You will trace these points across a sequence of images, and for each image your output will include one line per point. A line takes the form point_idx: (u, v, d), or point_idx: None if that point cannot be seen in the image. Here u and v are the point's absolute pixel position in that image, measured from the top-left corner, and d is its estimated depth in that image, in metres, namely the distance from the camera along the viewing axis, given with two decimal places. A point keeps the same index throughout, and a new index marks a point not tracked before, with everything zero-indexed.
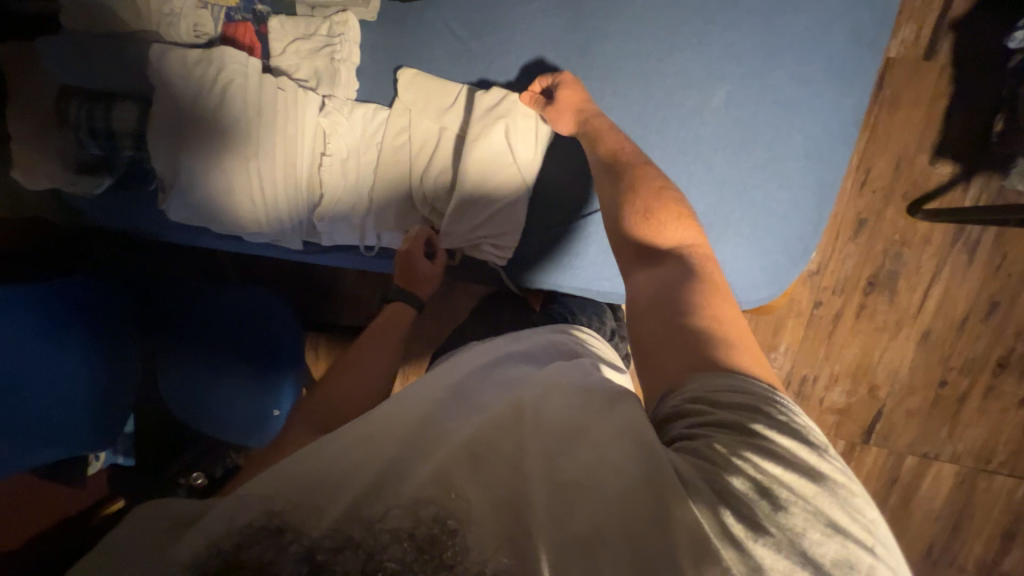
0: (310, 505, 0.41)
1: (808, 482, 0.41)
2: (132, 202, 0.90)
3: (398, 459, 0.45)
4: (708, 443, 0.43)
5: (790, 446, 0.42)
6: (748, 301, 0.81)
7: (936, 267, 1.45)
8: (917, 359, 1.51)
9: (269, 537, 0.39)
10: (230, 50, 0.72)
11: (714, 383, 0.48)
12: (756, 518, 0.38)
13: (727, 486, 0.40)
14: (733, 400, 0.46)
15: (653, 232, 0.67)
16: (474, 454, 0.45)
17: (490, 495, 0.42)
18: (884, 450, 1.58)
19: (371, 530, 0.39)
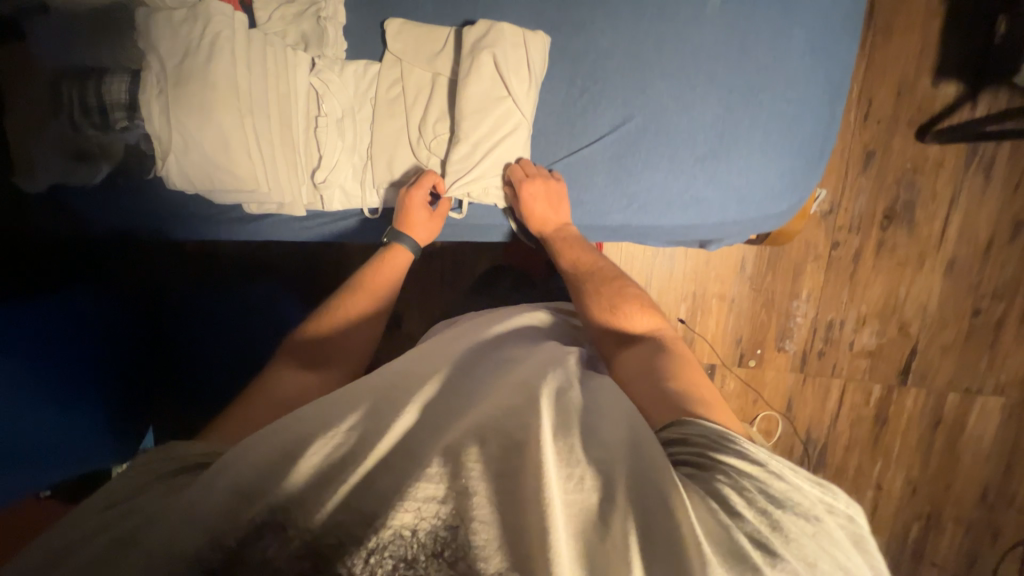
0: (307, 501, 0.44)
1: (807, 517, 0.46)
2: (130, 191, 0.88)
3: (411, 454, 0.47)
4: (719, 475, 0.48)
5: (776, 486, 0.48)
6: (769, 215, 0.80)
7: (952, 192, 1.41)
8: (946, 290, 1.46)
9: (268, 531, 0.42)
10: (214, 3, 0.71)
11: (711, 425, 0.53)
12: (764, 543, 0.44)
13: (738, 514, 0.45)
14: (734, 442, 0.51)
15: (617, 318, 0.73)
16: (496, 457, 0.48)
17: (504, 488, 0.46)
18: (923, 391, 1.52)
19: (370, 524, 0.42)
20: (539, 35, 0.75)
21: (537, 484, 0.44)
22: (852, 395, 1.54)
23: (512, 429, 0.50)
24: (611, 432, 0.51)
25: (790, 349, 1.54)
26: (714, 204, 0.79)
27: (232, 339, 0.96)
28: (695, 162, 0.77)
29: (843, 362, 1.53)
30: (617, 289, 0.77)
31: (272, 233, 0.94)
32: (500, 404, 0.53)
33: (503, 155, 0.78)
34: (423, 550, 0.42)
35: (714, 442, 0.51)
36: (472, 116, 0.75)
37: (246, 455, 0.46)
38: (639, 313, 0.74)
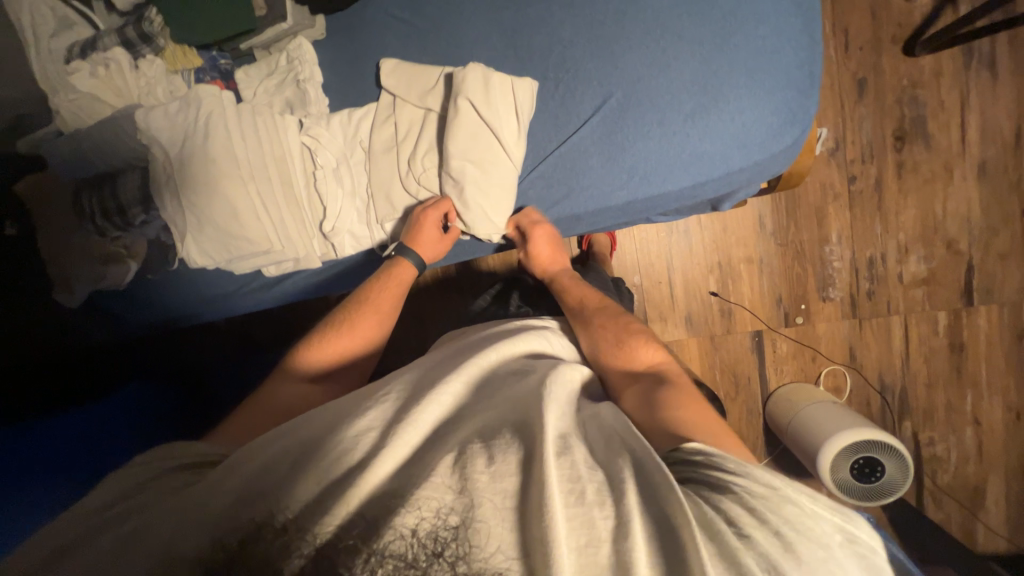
0: (314, 508, 0.43)
1: (822, 544, 0.43)
2: (157, 284, 0.91)
3: (413, 469, 0.46)
4: (726, 495, 0.45)
5: (791, 512, 0.44)
6: (775, 154, 0.78)
7: (960, 96, 1.36)
8: (985, 196, 1.38)
9: (268, 536, 0.42)
10: (203, 88, 0.77)
11: (725, 458, 0.49)
12: (769, 562, 0.41)
13: (743, 533, 0.43)
14: (742, 466, 0.48)
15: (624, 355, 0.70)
16: (505, 467, 0.46)
17: (505, 495, 0.44)
18: (994, 306, 1.41)
19: (377, 528, 0.42)
20: (527, 82, 0.78)
21: (539, 494, 0.43)
22: (918, 328, 1.44)
23: (520, 437, 0.49)
24: (605, 451, 0.50)
25: (837, 297, 1.45)
26: (715, 156, 0.77)
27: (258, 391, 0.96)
28: (684, 121, 0.76)
29: (897, 297, 1.44)
30: (613, 322, 0.75)
31: (293, 293, 0.97)
32: (500, 424, 0.52)
33: (495, 183, 0.79)
34: (424, 550, 0.41)
35: (721, 462, 0.48)
36: (460, 145, 0.77)
37: (257, 457, 0.48)
38: (645, 348, 0.70)
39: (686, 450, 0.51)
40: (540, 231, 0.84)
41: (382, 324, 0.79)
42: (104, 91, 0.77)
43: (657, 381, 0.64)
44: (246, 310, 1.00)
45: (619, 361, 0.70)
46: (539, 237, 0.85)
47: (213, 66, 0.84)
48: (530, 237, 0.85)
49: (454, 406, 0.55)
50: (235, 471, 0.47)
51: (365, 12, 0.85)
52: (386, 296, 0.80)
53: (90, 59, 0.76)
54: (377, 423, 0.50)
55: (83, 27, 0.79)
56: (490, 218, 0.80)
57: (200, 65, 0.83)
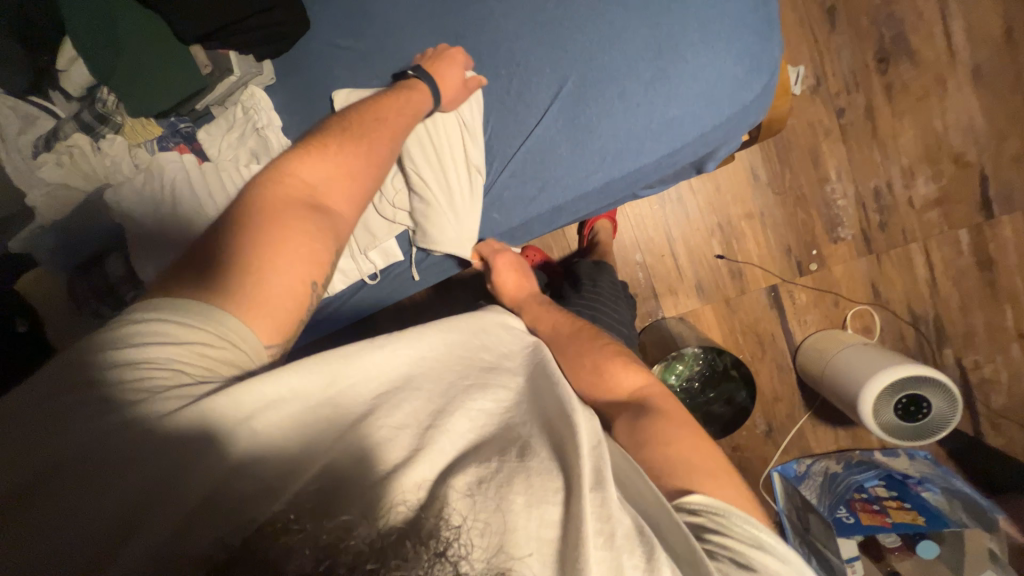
0: (337, 505, 0.40)
1: None
2: None
3: (439, 485, 0.43)
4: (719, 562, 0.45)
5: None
6: (747, 105, 0.74)
7: (938, 3, 1.29)
8: (986, 100, 1.31)
9: (271, 535, 0.36)
10: (165, 155, 0.79)
11: (739, 518, 0.48)
12: None
13: None
14: (756, 530, 0.47)
15: (606, 387, 0.62)
16: (542, 484, 0.45)
17: (537, 529, 0.42)
18: (1018, 213, 1.34)
19: (417, 527, 0.38)
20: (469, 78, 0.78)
21: (575, 538, 0.42)
22: (940, 252, 1.37)
23: (538, 452, 0.47)
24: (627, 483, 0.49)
25: (848, 236, 1.40)
26: (685, 121, 0.74)
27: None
28: (645, 88, 0.74)
29: (912, 223, 1.37)
30: (589, 348, 0.65)
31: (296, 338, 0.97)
32: (533, 436, 0.50)
33: (462, 201, 0.80)
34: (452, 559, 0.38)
35: (724, 531, 0.47)
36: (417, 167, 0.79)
37: (277, 456, 0.43)
38: (624, 372, 0.62)
39: (700, 502, 0.49)
40: (500, 258, 0.80)
41: (358, 198, 0.63)
42: (71, 179, 0.78)
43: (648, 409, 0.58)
44: None
45: (601, 394, 0.61)
46: (500, 263, 0.80)
47: (174, 131, 0.83)
48: (491, 266, 0.80)
49: (492, 413, 0.52)
50: (246, 468, 0.42)
51: (310, 50, 0.85)
52: (351, 159, 0.63)
53: (55, 149, 0.78)
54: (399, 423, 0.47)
55: (45, 120, 0.79)
56: (464, 227, 0.79)
57: (160, 133, 0.82)
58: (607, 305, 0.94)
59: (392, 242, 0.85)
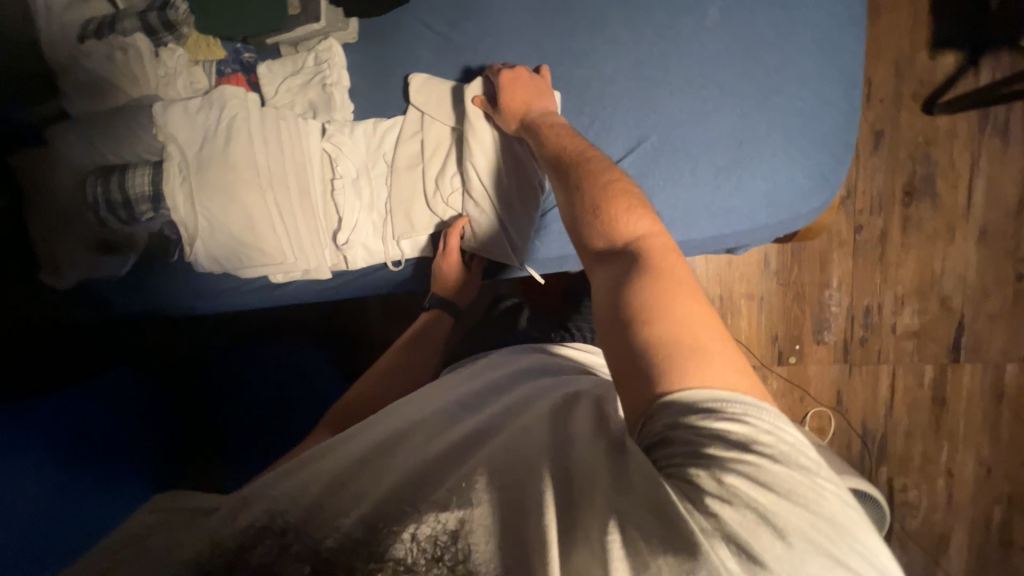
0: (316, 509, 0.45)
1: (811, 514, 0.36)
2: (159, 274, 0.89)
3: (402, 490, 0.46)
4: (696, 473, 0.38)
5: (812, 488, 0.37)
6: (801, 214, 0.78)
7: (971, 158, 1.39)
8: (983, 257, 1.42)
9: (271, 537, 0.43)
10: (229, 88, 0.75)
11: (736, 413, 0.39)
12: (751, 554, 0.34)
13: (720, 523, 0.36)
14: (717, 404, 0.40)
15: (602, 222, 0.57)
16: (502, 469, 0.46)
17: (498, 501, 0.44)
18: (979, 364, 1.45)
19: (376, 537, 0.42)
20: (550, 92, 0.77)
21: (536, 513, 0.42)
22: (904, 379, 1.48)
23: (512, 467, 0.46)
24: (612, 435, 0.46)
25: (830, 341, 1.48)
26: (743, 210, 0.77)
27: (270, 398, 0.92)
28: (716, 172, 0.76)
29: (888, 346, 1.47)
30: (597, 181, 0.62)
31: (296, 300, 0.93)
32: (507, 431, 0.52)
33: (516, 206, 0.79)
34: (424, 553, 0.41)
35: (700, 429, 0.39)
36: (475, 158, 0.78)
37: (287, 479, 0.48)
38: (630, 216, 0.56)
39: (694, 394, 0.40)
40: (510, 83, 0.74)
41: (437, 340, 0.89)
42: (119, 78, 0.72)
43: (640, 260, 0.51)
44: (239, 303, 0.93)
45: (598, 241, 0.56)
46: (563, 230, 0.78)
47: (236, 59, 0.80)
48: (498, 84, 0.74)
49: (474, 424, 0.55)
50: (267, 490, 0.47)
51: (399, 20, 0.82)
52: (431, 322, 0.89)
53: (106, 40, 0.71)
54: (378, 439, 0.53)
55: (101, 3, 0.73)
56: (503, 244, 0.80)
57: (223, 57, 0.79)
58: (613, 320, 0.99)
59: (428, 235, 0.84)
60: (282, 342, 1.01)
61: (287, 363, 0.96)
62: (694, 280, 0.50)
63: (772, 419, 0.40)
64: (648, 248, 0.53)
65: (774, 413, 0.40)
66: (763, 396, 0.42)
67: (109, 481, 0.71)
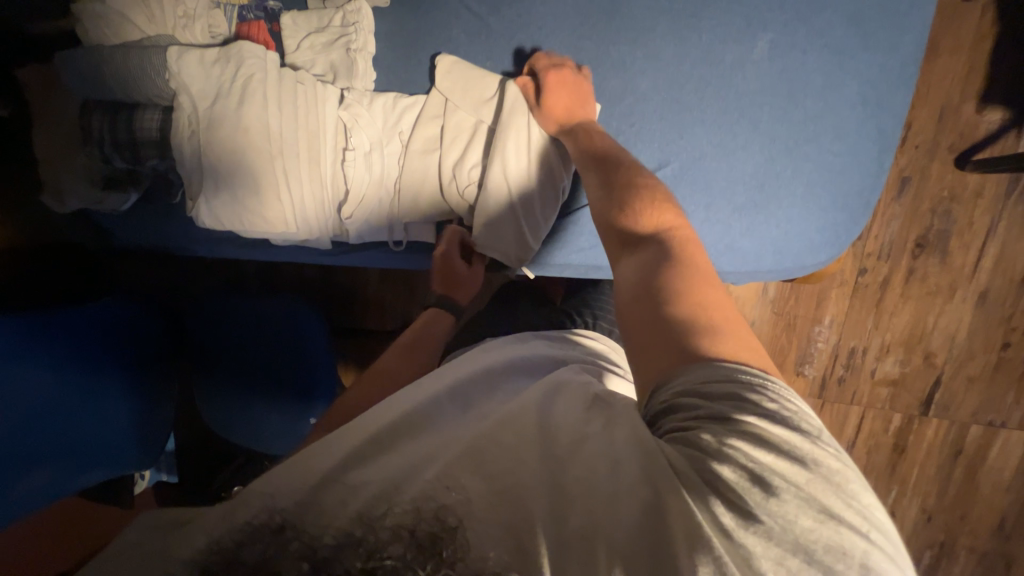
0: (313, 505, 0.43)
1: (801, 469, 0.40)
2: (158, 215, 0.88)
3: (396, 480, 0.44)
4: (697, 433, 0.42)
5: (808, 446, 0.40)
6: (806, 265, 0.78)
7: (990, 222, 1.36)
8: (977, 321, 1.43)
9: (265, 538, 0.40)
10: (248, 45, 0.72)
11: (743, 380, 0.44)
12: (747, 508, 0.39)
13: (718, 477, 0.40)
14: (720, 369, 0.44)
15: (631, 218, 0.62)
16: (493, 467, 0.45)
17: (492, 492, 0.43)
18: (946, 422, 1.49)
19: (372, 530, 0.40)
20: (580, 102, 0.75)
21: (529, 523, 0.41)
22: (871, 422, 1.52)
23: (501, 461, 0.45)
24: (613, 441, 0.46)
25: (809, 375, 1.51)
26: (750, 253, 0.77)
27: (257, 358, 0.94)
28: (732, 212, 0.75)
29: (863, 390, 1.50)
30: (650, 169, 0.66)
31: (292, 258, 0.93)
32: (500, 420, 0.49)
33: (533, 207, 0.78)
34: (421, 547, 0.39)
35: (703, 398, 0.44)
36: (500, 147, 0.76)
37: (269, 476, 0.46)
38: (654, 211, 0.61)
39: (699, 361, 0.45)
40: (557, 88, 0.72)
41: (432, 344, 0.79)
42: (133, 12, 0.69)
43: (664, 250, 0.56)
44: (236, 252, 0.92)
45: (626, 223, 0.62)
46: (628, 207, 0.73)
47: (260, 6, 0.77)
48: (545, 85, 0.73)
49: (463, 419, 0.53)
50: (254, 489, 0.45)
51: None
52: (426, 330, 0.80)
53: None
54: (379, 427, 0.49)
55: None
56: (512, 246, 0.80)
57: (246, 2, 0.76)
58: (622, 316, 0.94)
59: (429, 217, 0.83)
60: (275, 297, 1.00)
61: (271, 317, 0.97)
62: (713, 272, 0.55)
63: (771, 385, 0.44)
64: (676, 238, 0.58)
65: (773, 381, 0.44)
66: (766, 370, 0.47)
67: (102, 403, 0.79)
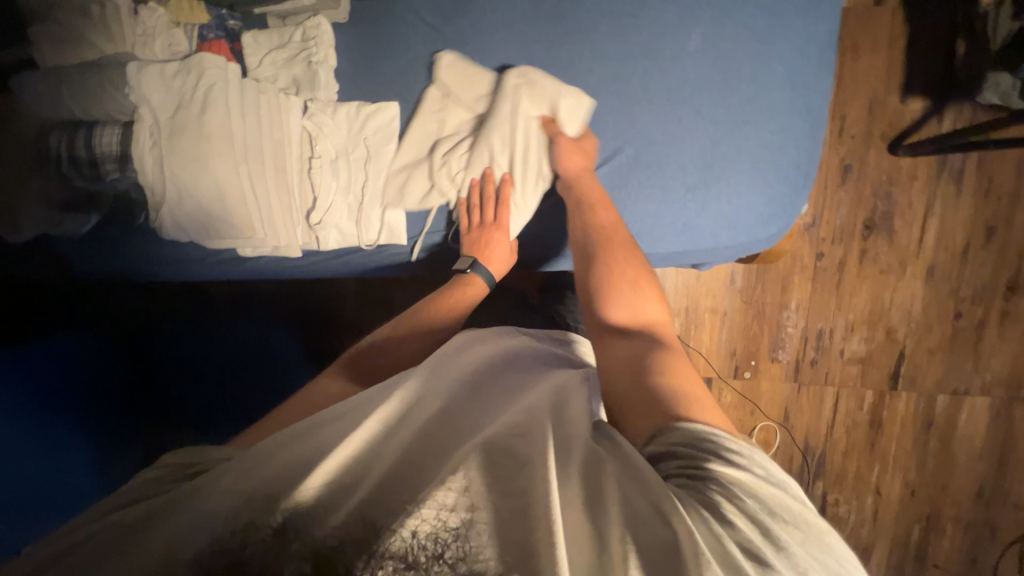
0: (320, 505, 0.44)
1: (797, 526, 0.44)
2: (119, 238, 0.85)
3: (403, 482, 0.46)
4: (703, 483, 0.45)
5: (799, 508, 0.45)
6: (759, 239, 0.83)
7: (927, 201, 1.47)
8: (929, 294, 1.51)
9: (273, 536, 0.41)
10: (208, 56, 0.74)
11: (718, 438, 0.49)
12: (760, 556, 0.41)
13: (728, 524, 0.42)
14: (712, 433, 0.49)
15: (628, 305, 0.69)
16: (501, 468, 0.48)
17: (509, 502, 0.45)
18: (914, 394, 1.56)
19: (374, 531, 0.42)
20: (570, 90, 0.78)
21: (535, 513, 0.43)
22: (847, 401, 1.57)
23: (511, 464, 0.48)
24: (614, 448, 0.51)
25: (783, 360, 1.56)
26: (706, 230, 0.81)
27: (236, 378, 0.91)
28: (685, 191, 0.80)
29: (835, 370, 1.56)
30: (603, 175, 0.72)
31: (262, 274, 0.92)
32: (512, 421, 0.53)
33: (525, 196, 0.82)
34: (425, 550, 0.41)
35: (702, 449, 0.48)
36: (477, 151, 0.81)
37: (268, 459, 0.47)
38: (644, 301, 0.69)
39: (693, 423, 0.51)
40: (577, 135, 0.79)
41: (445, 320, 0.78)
42: (94, 33, 0.71)
43: (653, 338, 0.64)
44: (206, 274, 0.92)
45: (618, 308, 0.68)
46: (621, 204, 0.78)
47: (220, 25, 0.78)
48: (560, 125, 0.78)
49: (474, 417, 0.55)
50: (250, 469, 0.46)
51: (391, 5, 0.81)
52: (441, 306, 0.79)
53: None
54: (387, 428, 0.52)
55: None
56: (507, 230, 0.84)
57: (206, 22, 0.77)
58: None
59: (399, 219, 0.84)
60: (252, 319, 0.99)
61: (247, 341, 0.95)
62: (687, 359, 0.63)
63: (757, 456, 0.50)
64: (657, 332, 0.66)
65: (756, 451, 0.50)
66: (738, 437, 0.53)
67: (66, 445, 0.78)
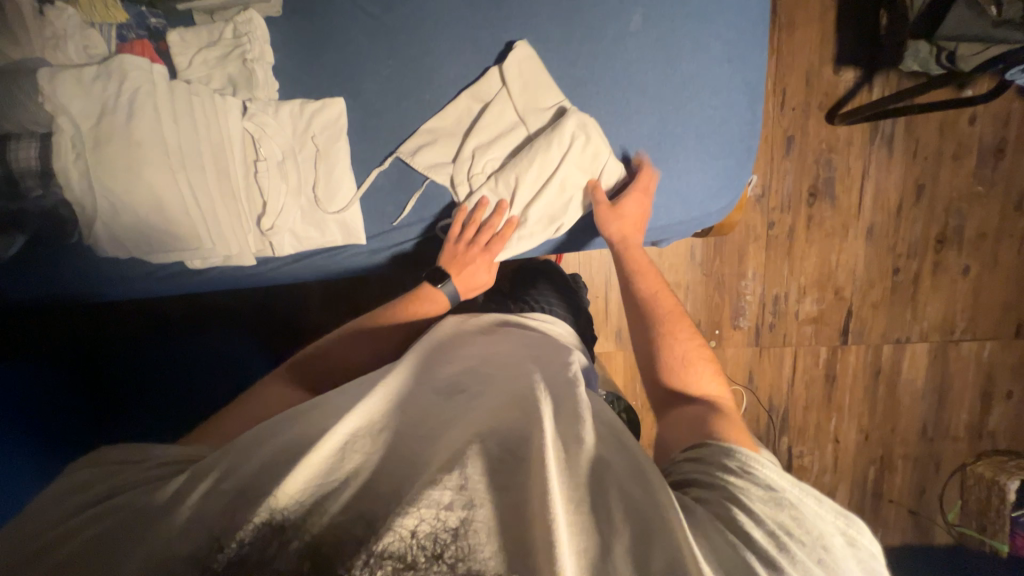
0: (311, 503, 0.45)
1: (814, 540, 0.47)
2: (49, 260, 0.78)
3: (396, 482, 0.47)
4: (725, 495, 0.51)
5: (820, 526, 0.49)
6: (710, 212, 0.88)
7: (863, 165, 1.57)
8: (870, 253, 1.62)
9: (270, 539, 0.43)
10: (129, 57, 0.69)
11: (767, 465, 0.53)
12: (770, 559, 0.45)
13: (747, 532, 0.47)
14: (747, 459, 0.54)
15: (683, 377, 0.72)
16: (498, 461, 0.49)
17: (505, 496, 0.46)
18: (863, 346, 1.67)
19: (372, 530, 0.43)
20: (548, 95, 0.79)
21: (530, 504, 0.45)
22: (804, 359, 1.67)
23: (506, 456, 0.49)
24: (606, 437, 0.53)
25: (744, 326, 1.64)
26: (661, 206, 0.86)
27: (201, 389, 0.87)
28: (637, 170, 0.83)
29: (792, 331, 1.65)
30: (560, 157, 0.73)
31: (218, 286, 0.88)
32: (505, 414, 0.54)
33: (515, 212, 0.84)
34: (424, 551, 0.42)
35: (730, 467, 0.53)
36: (476, 179, 0.82)
37: (252, 457, 0.48)
38: (706, 378, 0.72)
39: (730, 448, 0.56)
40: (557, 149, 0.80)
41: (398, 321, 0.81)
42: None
43: (713, 405, 0.67)
44: (157, 290, 0.87)
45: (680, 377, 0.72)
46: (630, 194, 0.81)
47: (142, 24, 0.74)
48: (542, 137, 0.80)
49: (469, 410, 0.55)
50: (233, 471, 0.47)
51: None
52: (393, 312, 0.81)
53: None
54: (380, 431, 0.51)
55: None
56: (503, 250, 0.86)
57: (126, 21, 0.73)
58: (577, 306, 1.00)
59: (356, 218, 0.84)
60: (214, 331, 0.97)
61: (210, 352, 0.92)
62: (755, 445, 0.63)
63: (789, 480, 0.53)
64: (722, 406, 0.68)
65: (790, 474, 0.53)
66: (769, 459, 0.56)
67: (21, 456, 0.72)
